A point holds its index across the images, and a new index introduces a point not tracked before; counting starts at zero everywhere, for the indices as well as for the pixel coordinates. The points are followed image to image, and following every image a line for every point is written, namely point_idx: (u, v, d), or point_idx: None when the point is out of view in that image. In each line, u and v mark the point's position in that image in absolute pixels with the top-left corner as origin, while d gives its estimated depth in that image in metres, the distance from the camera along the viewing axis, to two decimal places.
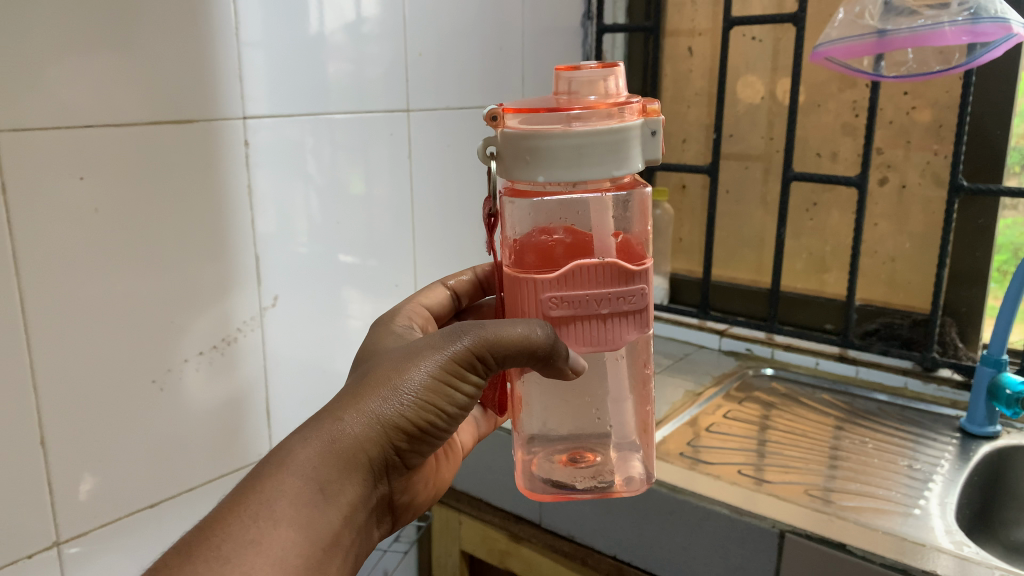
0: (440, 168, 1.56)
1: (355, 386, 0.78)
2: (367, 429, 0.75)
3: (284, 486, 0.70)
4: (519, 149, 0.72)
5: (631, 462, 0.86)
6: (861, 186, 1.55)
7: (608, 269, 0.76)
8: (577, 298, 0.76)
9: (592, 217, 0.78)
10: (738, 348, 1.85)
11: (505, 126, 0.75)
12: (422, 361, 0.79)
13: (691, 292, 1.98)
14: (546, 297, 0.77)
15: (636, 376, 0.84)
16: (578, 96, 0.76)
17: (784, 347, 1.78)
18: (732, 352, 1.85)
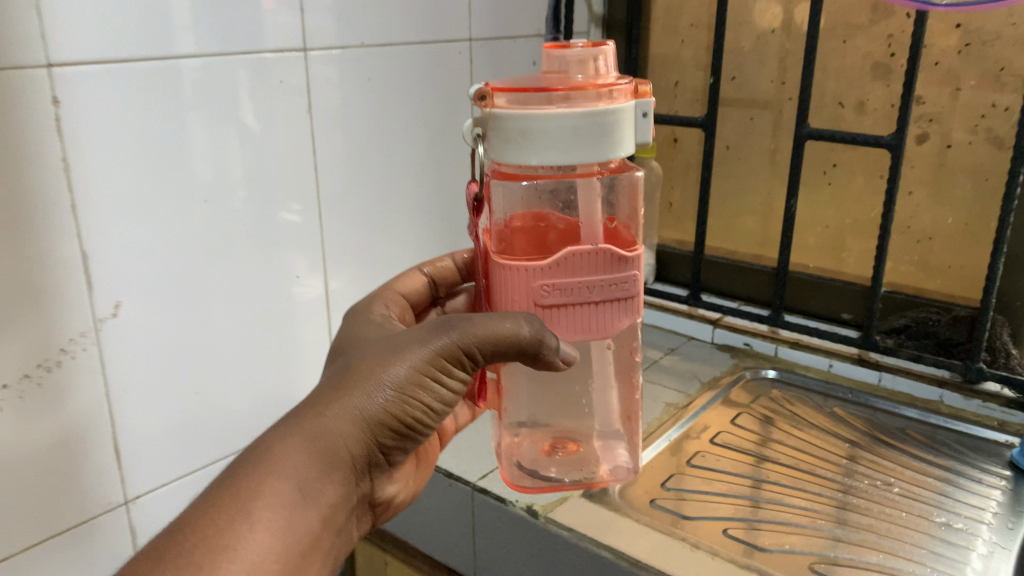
0: (371, 99, 1.28)
1: (337, 377, 0.73)
2: (349, 424, 0.71)
3: (264, 485, 0.66)
4: (507, 133, 0.67)
5: (617, 450, 0.83)
6: (895, 148, 1.29)
7: (603, 256, 0.71)
8: (572, 286, 0.71)
9: (582, 201, 0.73)
10: (734, 341, 1.64)
11: (494, 106, 0.67)
12: (409, 354, 0.73)
13: (681, 269, 1.78)
14: (538, 286, 0.71)
15: (623, 364, 0.80)
16: (567, 75, 0.71)
17: (790, 344, 1.57)
18: (727, 346, 1.64)
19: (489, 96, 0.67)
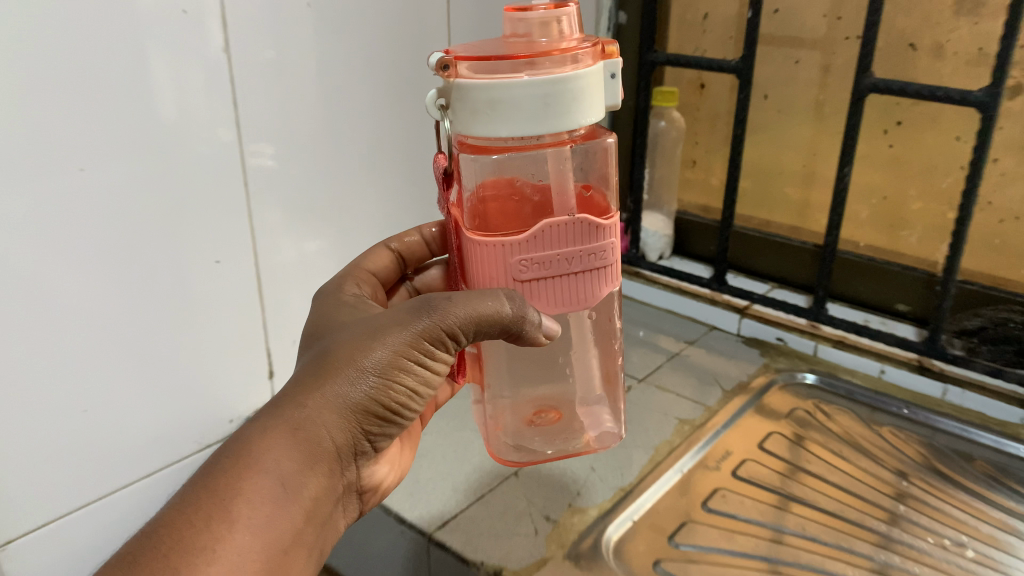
0: (334, 36, 1.07)
1: (314, 363, 0.68)
2: (332, 412, 0.66)
3: (249, 483, 0.61)
4: (470, 104, 0.62)
5: (602, 416, 0.79)
6: (987, 105, 1.05)
7: (581, 226, 0.67)
8: (549, 258, 0.67)
9: (553, 171, 0.68)
10: (764, 336, 1.42)
11: (458, 75, 0.63)
12: (389, 336, 0.68)
13: (703, 241, 1.59)
14: (514, 262, 0.67)
15: (603, 328, 0.76)
16: (529, 39, 0.66)
17: (834, 343, 1.34)
18: (754, 340, 1.43)
19: (452, 64, 0.63)
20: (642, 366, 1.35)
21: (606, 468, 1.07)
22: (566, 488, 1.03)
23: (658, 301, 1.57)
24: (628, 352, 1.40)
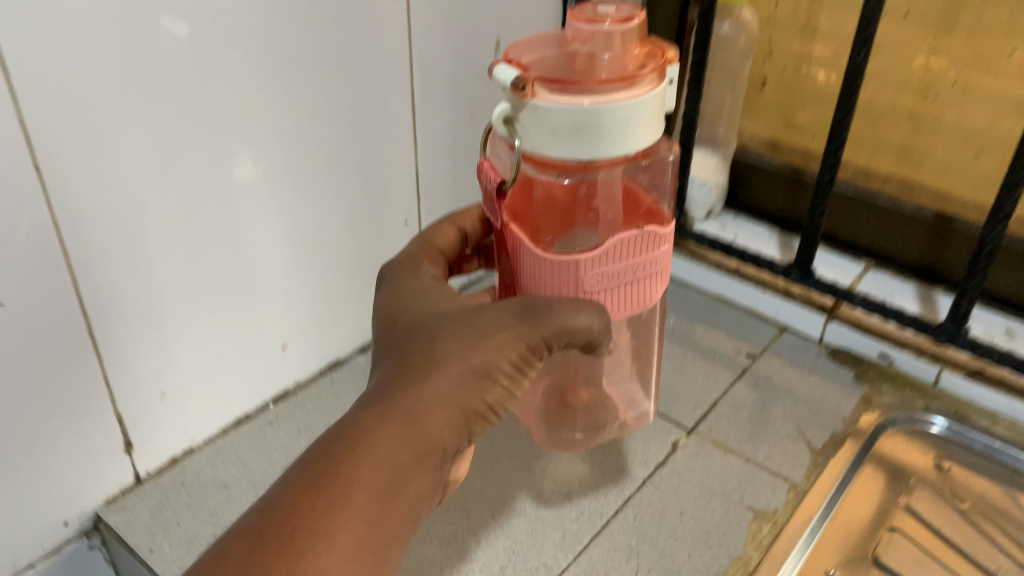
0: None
1: (410, 357, 0.52)
2: (445, 414, 0.50)
3: (367, 470, 0.47)
4: (548, 127, 0.48)
5: (635, 394, 0.67)
6: None
7: (655, 239, 0.53)
8: (620, 271, 0.53)
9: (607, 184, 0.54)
10: (868, 348, 0.91)
11: (538, 94, 0.47)
12: (500, 328, 0.52)
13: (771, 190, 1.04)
14: (579, 282, 0.52)
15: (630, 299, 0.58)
16: (603, 43, 0.51)
17: (966, 373, 0.86)
18: (845, 353, 0.93)
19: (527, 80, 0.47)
20: (743, 316, 0.99)
21: (698, 498, 0.75)
22: (638, 458, 0.79)
23: (709, 283, 1.03)
24: (716, 307, 1.01)
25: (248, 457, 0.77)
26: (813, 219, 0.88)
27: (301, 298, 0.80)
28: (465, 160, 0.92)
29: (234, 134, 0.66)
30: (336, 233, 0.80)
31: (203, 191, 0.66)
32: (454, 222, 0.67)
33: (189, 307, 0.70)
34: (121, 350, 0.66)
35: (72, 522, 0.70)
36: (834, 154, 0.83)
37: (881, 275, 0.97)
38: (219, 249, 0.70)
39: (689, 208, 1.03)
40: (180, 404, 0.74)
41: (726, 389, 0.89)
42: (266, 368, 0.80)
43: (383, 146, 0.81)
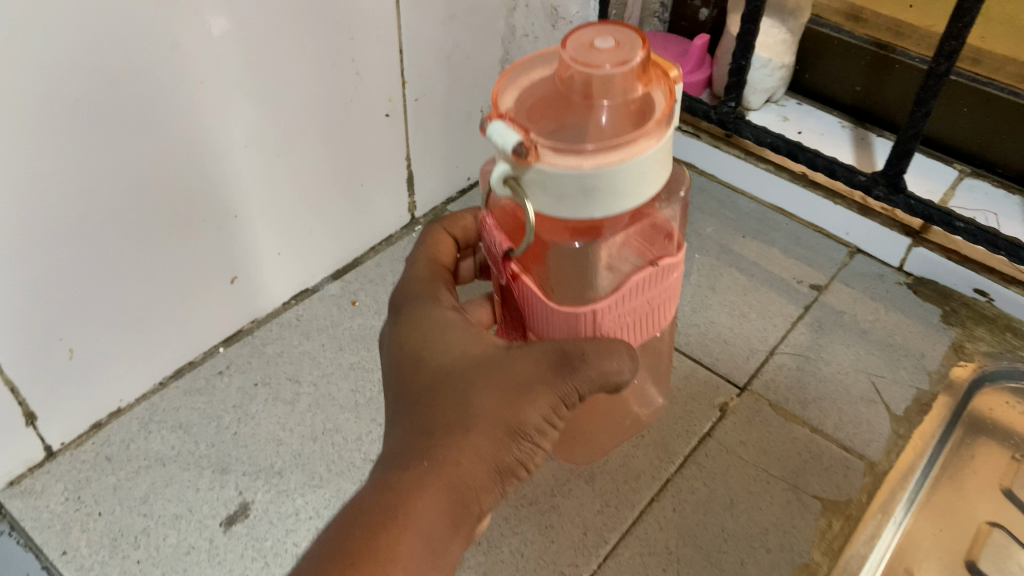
0: None
1: (440, 409, 0.41)
2: (485, 480, 0.41)
3: (399, 568, 0.37)
4: (553, 191, 0.36)
5: (646, 390, 0.59)
6: None
7: (670, 270, 0.43)
8: (637, 311, 0.43)
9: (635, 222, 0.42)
10: (963, 284, 0.74)
11: (542, 162, 0.35)
12: (549, 378, 0.41)
13: (848, 72, 0.84)
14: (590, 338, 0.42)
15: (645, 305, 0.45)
16: (604, 85, 0.37)
17: None
18: (931, 286, 0.76)
19: (526, 144, 0.35)
20: (804, 234, 0.82)
21: (752, 483, 0.60)
22: (677, 426, 0.63)
23: (765, 190, 0.84)
24: (772, 222, 0.83)
25: (191, 421, 0.61)
26: (913, 123, 0.68)
27: (251, 220, 0.63)
28: (464, 31, 0.71)
29: (133, 4, 0.47)
30: (293, 133, 0.62)
31: (94, 89, 0.48)
32: (447, 229, 0.54)
33: (95, 244, 0.53)
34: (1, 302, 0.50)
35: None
36: (955, 41, 0.62)
37: (981, 185, 0.79)
38: (128, 164, 0.52)
39: (747, 94, 0.86)
40: (95, 360, 0.58)
41: (784, 332, 0.72)
42: (210, 307, 0.64)
43: (354, 15, 0.60)
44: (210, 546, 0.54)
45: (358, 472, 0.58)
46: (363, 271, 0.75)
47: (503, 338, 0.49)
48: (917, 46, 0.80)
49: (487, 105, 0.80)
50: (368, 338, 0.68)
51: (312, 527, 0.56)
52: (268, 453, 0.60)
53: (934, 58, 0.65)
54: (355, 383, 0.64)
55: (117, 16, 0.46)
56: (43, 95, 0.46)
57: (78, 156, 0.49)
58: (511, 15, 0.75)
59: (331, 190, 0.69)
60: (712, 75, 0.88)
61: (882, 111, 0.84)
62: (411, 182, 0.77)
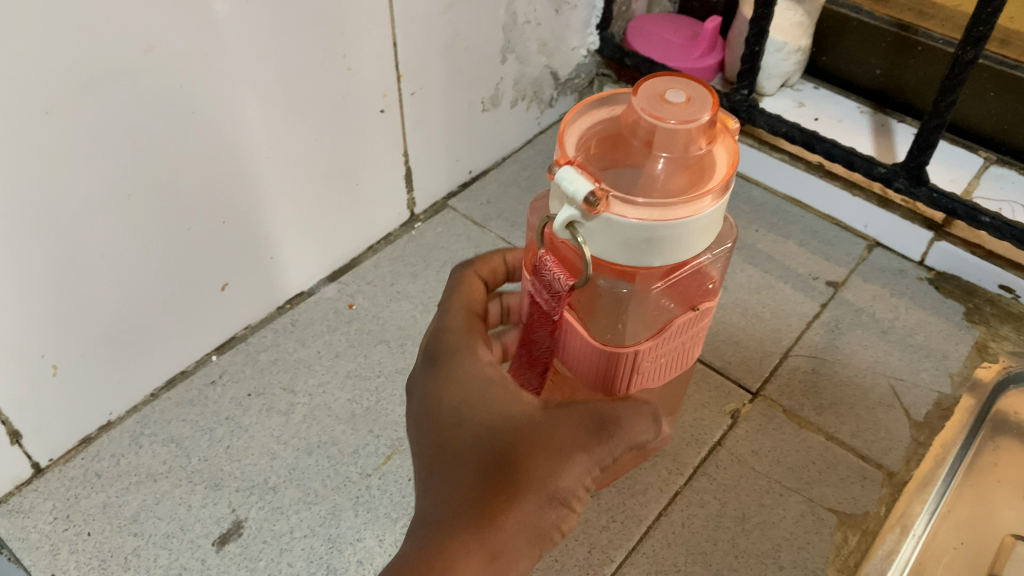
0: None
1: (486, 475, 0.40)
2: (526, 547, 0.40)
3: None
4: (618, 238, 0.41)
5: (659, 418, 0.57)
6: None
7: (706, 313, 0.48)
8: (667, 351, 0.47)
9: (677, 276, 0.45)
10: (987, 279, 0.71)
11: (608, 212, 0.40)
12: (590, 448, 0.42)
13: (866, 55, 0.80)
14: (628, 373, 0.47)
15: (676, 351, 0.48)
16: (668, 140, 0.41)
17: None
18: (953, 285, 0.72)
19: (596, 194, 0.39)
20: (821, 226, 0.78)
21: (764, 496, 0.58)
22: (687, 435, 0.61)
23: (778, 182, 0.81)
24: (788, 214, 0.80)
25: (182, 434, 0.60)
26: (937, 112, 0.64)
27: (242, 224, 0.61)
28: (464, 21, 0.68)
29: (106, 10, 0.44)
30: (284, 135, 0.60)
31: (67, 100, 0.45)
32: (477, 273, 0.50)
33: (73, 260, 0.51)
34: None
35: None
36: (983, 26, 0.59)
37: (1008, 174, 0.75)
38: (107, 176, 0.50)
39: (760, 79, 0.82)
40: (80, 375, 0.56)
41: (800, 333, 0.69)
42: (200, 314, 0.62)
43: (345, 10, 0.57)
44: (202, 567, 0.53)
45: (355, 487, 0.57)
46: (361, 271, 0.73)
47: (524, 378, 0.51)
48: (939, 27, 0.76)
49: (488, 97, 0.77)
50: (364, 345, 0.67)
51: (308, 546, 0.54)
52: (262, 467, 0.58)
53: (961, 45, 0.61)
54: (352, 393, 0.63)
55: (90, 24, 0.44)
56: (10, 107, 0.43)
57: (54, 170, 0.47)
58: (512, 3, 0.72)
59: (325, 190, 0.66)
60: (725, 59, 0.83)
61: (903, 96, 0.80)
62: (410, 178, 0.75)
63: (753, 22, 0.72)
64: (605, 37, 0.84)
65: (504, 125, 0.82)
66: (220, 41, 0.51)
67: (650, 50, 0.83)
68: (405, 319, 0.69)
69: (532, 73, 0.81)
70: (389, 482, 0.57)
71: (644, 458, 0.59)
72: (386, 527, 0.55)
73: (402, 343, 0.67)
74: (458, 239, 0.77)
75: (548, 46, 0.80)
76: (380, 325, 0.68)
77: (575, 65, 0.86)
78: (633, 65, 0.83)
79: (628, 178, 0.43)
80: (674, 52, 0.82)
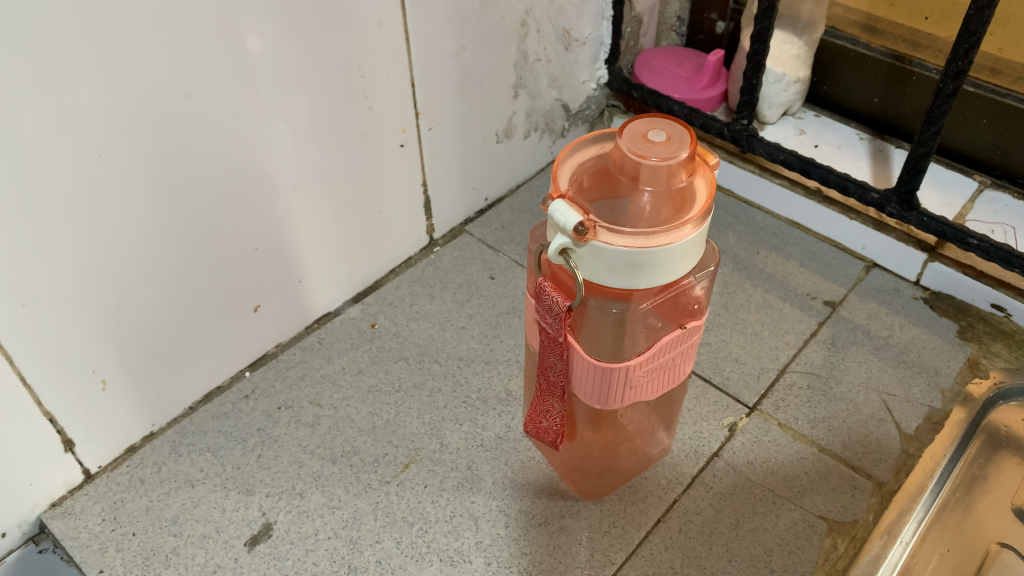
0: None
1: None
2: None
3: None
4: (606, 263, 0.45)
5: (655, 432, 0.62)
6: None
7: (695, 330, 0.52)
8: (662, 363, 0.52)
9: (666, 297, 0.50)
10: (982, 298, 0.75)
11: (598, 240, 0.44)
12: None
13: (864, 84, 0.84)
14: (623, 385, 0.51)
15: (667, 362, 0.52)
16: (652, 176, 0.45)
17: None
18: (948, 302, 0.76)
19: (585, 224, 0.43)
20: (821, 249, 0.82)
21: (758, 504, 0.61)
22: (686, 446, 0.65)
23: (781, 205, 0.86)
24: (789, 236, 0.84)
25: (218, 444, 0.65)
26: (924, 141, 0.68)
27: (272, 251, 0.66)
28: (476, 61, 0.74)
29: (152, 62, 0.50)
30: (311, 169, 0.65)
31: (118, 141, 0.51)
32: None
33: (122, 284, 0.56)
34: (34, 341, 0.53)
35: (11, 531, 0.59)
36: (961, 61, 0.63)
37: (1001, 197, 0.78)
38: (153, 208, 0.55)
39: (762, 108, 0.86)
40: (125, 389, 0.61)
41: (796, 350, 0.72)
42: (234, 333, 0.68)
43: (366, 55, 0.63)
44: (235, 565, 0.58)
45: (375, 493, 0.62)
46: (383, 293, 0.79)
47: (536, 401, 0.55)
48: (933, 57, 0.79)
49: (502, 129, 0.82)
50: (385, 362, 0.72)
51: (331, 546, 0.59)
52: (290, 475, 0.63)
53: (943, 77, 0.65)
54: (373, 406, 0.68)
55: (139, 74, 0.49)
56: (69, 148, 0.49)
57: (106, 204, 0.52)
58: (522, 43, 0.77)
59: (348, 218, 0.71)
60: (728, 89, 0.88)
61: (899, 123, 0.83)
62: (429, 205, 0.80)
63: (749, 57, 0.76)
64: (612, 71, 0.88)
65: (517, 154, 0.87)
66: (253, 87, 0.56)
67: (656, 82, 0.88)
68: (423, 338, 0.74)
69: (543, 106, 0.86)
70: (406, 489, 0.62)
71: (645, 467, 0.63)
72: (403, 530, 0.59)
73: (420, 360, 0.72)
74: (474, 262, 0.82)
75: (557, 81, 0.85)
76: (399, 343, 0.73)
77: (585, 98, 0.91)
78: (640, 97, 0.87)
79: (619, 210, 0.47)
80: (680, 84, 0.87)
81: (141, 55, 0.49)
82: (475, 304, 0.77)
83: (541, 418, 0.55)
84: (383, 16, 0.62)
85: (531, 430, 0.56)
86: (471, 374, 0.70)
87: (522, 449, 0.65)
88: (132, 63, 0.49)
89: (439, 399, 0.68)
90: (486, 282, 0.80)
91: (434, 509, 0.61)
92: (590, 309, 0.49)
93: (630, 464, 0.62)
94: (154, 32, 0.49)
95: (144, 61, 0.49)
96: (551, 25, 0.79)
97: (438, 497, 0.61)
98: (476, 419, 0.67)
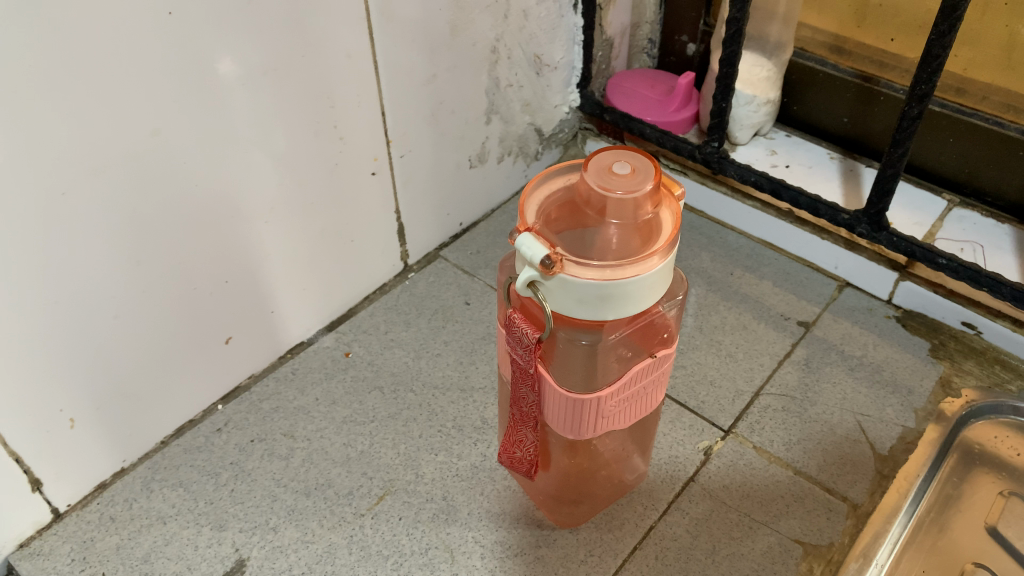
0: None
1: None
2: None
3: None
4: (574, 296, 0.45)
5: (630, 458, 0.61)
6: None
7: (666, 359, 0.52)
8: (634, 391, 0.52)
9: (636, 327, 0.50)
10: (954, 315, 0.75)
11: (565, 273, 0.44)
12: None
13: (832, 105, 0.85)
14: (595, 416, 0.51)
15: (639, 391, 0.52)
16: (617, 208, 0.45)
17: None
18: (921, 320, 0.77)
19: (552, 257, 0.43)
20: (794, 268, 0.83)
21: (734, 529, 0.61)
22: (662, 471, 0.65)
23: (754, 225, 0.86)
24: (762, 256, 0.85)
25: (190, 479, 0.65)
26: (891, 162, 0.69)
27: (244, 282, 0.66)
28: (447, 89, 0.74)
29: (120, 99, 0.50)
30: (282, 200, 0.65)
31: (83, 180, 0.50)
32: None
33: (90, 323, 0.56)
34: None
35: None
36: (925, 85, 0.63)
37: (970, 215, 0.79)
38: (121, 244, 0.55)
39: (733, 130, 0.87)
40: (96, 426, 0.61)
41: (771, 371, 0.73)
42: (206, 366, 0.67)
43: (335, 86, 0.63)
44: None
45: (349, 526, 0.61)
46: (357, 321, 0.78)
47: (510, 434, 0.55)
48: (900, 78, 0.80)
49: (475, 155, 0.83)
50: (360, 393, 0.71)
51: None
52: (264, 509, 0.62)
53: (908, 100, 0.65)
54: (347, 437, 0.67)
55: (105, 111, 0.49)
56: (32, 187, 0.48)
57: (73, 242, 0.52)
58: (493, 69, 0.78)
59: (321, 247, 0.71)
60: (699, 111, 0.89)
61: (869, 142, 0.84)
62: (402, 232, 0.80)
63: (719, 81, 0.77)
64: (584, 95, 0.89)
65: (491, 179, 0.88)
66: (221, 122, 0.56)
67: (628, 106, 0.89)
68: (398, 366, 0.74)
69: (516, 130, 0.86)
70: (381, 521, 0.61)
71: (621, 493, 0.63)
72: (378, 563, 0.59)
73: (395, 389, 0.71)
74: (449, 288, 0.82)
75: (530, 105, 0.86)
76: (374, 372, 0.73)
77: (559, 121, 0.91)
78: (612, 120, 0.88)
79: (587, 242, 0.47)
80: (651, 106, 0.88)
81: (107, 92, 0.49)
82: (450, 331, 0.77)
83: (515, 448, 0.55)
84: (352, 48, 0.62)
85: (505, 460, 0.56)
86: (447, 403, 0.70)
87: (498, 479, 0.64)
88: (98, 100, 0.49)
89: (415, 429, 0.68)
90: (462, 307, 0.79)
91: (409, 542, 0.60)
92: (560, 341, 0.49)
93: (607, 491, 0.62)
94: (119, 68, 0.49)
95: (111, 98, 0.49)
96: (523, 51, 0.80)
97: (413, 530, 0.61)
98: (452, 448, 0.66)
